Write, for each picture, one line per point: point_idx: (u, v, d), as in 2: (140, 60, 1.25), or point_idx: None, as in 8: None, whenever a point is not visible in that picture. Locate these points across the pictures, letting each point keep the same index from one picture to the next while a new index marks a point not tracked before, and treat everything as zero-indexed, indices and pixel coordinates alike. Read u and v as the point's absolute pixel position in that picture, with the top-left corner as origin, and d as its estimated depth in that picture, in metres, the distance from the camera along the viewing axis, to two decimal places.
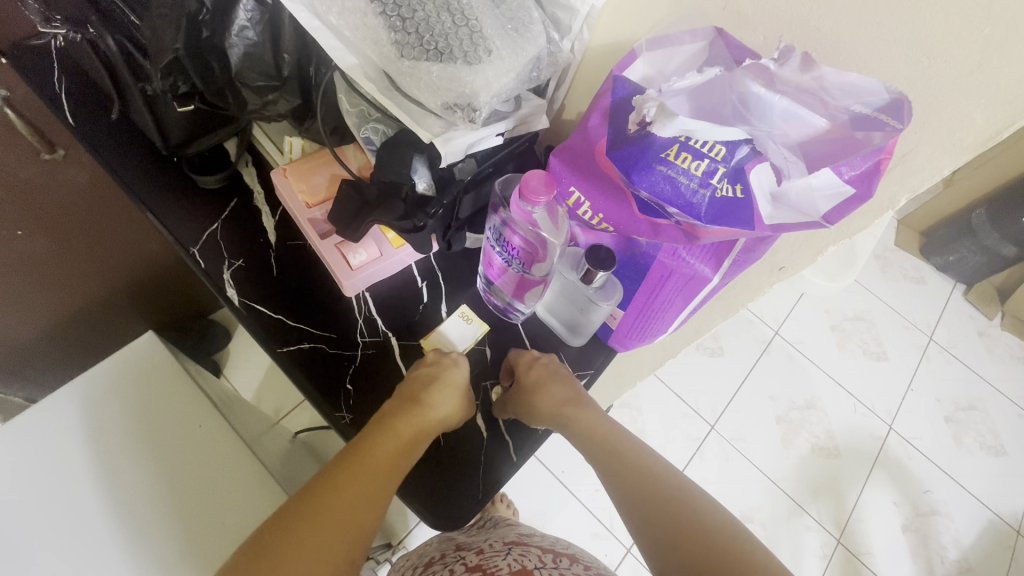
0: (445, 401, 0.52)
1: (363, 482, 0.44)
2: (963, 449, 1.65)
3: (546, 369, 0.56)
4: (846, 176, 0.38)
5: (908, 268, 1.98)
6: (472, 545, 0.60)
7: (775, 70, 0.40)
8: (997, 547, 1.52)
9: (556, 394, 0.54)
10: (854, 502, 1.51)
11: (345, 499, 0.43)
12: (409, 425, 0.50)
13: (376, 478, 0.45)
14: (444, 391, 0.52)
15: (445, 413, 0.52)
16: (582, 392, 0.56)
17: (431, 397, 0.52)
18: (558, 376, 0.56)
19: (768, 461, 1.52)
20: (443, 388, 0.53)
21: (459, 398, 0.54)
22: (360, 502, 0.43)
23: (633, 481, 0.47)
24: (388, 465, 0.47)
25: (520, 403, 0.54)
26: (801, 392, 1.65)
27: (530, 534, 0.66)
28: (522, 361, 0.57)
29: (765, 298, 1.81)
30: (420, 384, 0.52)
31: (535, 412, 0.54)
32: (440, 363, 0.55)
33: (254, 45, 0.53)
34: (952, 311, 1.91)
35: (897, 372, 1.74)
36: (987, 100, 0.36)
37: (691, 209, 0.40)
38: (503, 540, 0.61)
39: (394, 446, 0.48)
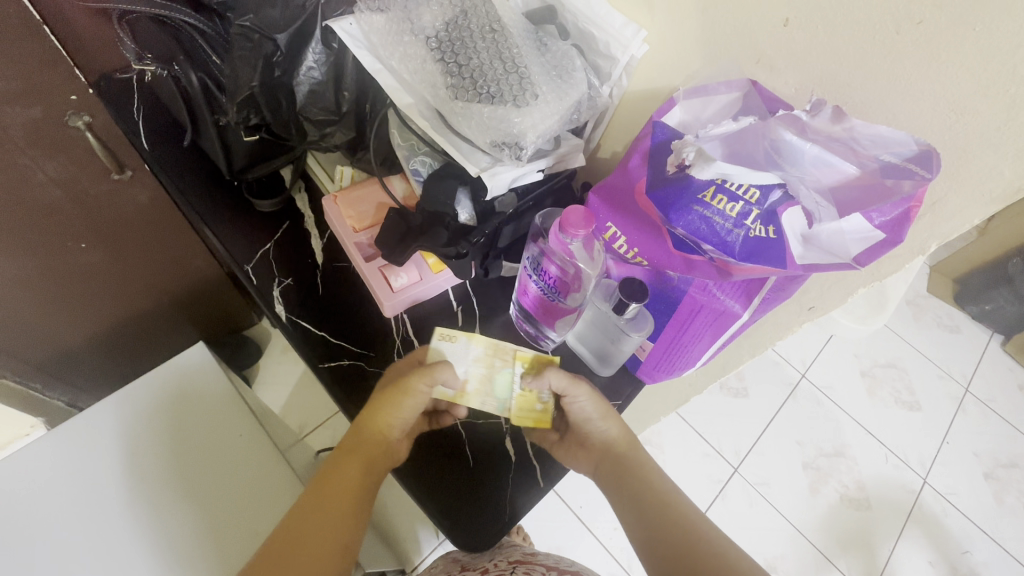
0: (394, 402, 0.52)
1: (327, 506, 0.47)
2: (1003, 508, 1.57)
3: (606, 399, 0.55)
4: (876, 222, 0.40)
5: (941, 315, 1.93)
6: (477, 565, 0.63)
7: (807, 120, 0.43)
8: None
9: (596, 434, 0.55)
10: (886, 557, 1.45)
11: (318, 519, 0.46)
12: (369, 439, 0.51)
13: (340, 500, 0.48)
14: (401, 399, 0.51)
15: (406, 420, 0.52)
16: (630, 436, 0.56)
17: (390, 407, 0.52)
18: (598, 400, 0.54)
19: (794, 509, 1.47)
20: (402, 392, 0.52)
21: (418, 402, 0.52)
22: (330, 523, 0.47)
23: (659, 525, 0.49)
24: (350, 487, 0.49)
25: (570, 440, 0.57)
26: (830, 439, 1.61)
27: (535, 553, 0.69)
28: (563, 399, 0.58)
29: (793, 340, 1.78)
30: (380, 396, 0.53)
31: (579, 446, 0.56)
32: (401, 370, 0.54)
33: (319, 83, 0.58)
34: (989, 362, 1.85)
35: (931, 424, 1.68)
36: (1015, 155, 0.37)
37: (725, 247, 0.43)
38: (507, 559, 0.63)
39: (356, 462, 0.50)
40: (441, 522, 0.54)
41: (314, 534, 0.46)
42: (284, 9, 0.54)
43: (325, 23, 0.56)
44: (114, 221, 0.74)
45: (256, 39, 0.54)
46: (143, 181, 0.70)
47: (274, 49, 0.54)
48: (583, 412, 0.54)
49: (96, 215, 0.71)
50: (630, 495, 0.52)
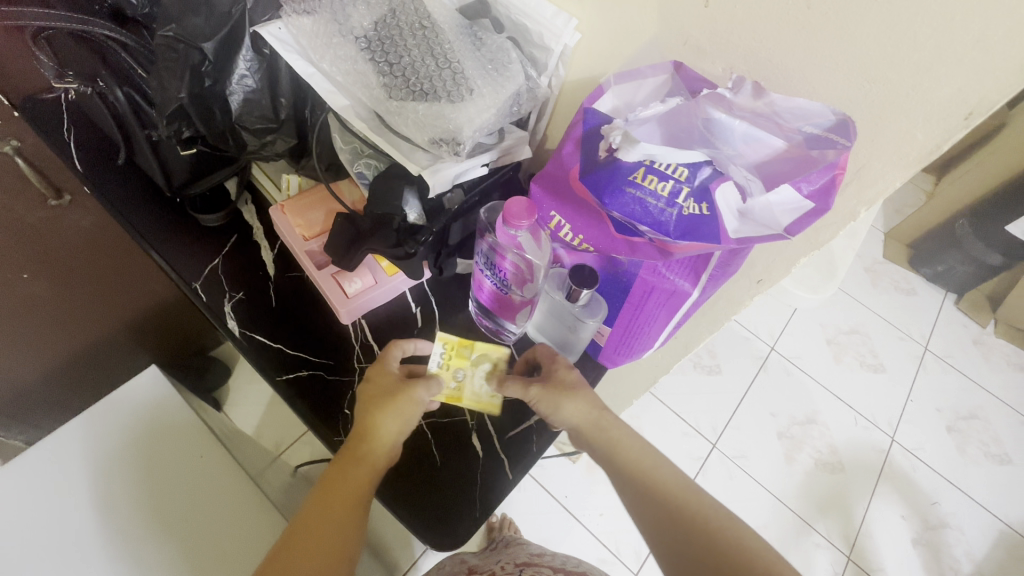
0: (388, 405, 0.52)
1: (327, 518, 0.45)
2: (967, 458, 1.65)
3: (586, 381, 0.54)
4: (805, 191, 0.42)
5: (898, 279, 2.01)
6: (485, 568, 0.64)
7: (732, 97, 0.44)
8: (1009, 558, 1.50)
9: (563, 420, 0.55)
10: (862, 516, 1.50)
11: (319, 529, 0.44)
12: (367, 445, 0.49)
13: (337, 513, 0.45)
14: (390, 407, 0.50)
15: (397, 429, 0.50)
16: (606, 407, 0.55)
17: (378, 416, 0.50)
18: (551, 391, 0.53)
19: (772, 478, 1.52)
20: (386, 399, 0.51)
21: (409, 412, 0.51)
22: (331, 539, 0.44)
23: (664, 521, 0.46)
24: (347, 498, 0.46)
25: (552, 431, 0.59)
26: (802, 407, 1.66)
27: (542, 553, 0.70)
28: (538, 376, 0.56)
29: (761, 314, 1.82)
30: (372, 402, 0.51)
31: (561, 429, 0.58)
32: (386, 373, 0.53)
33: (254, 91, 0.57)
34: (945, 321, 1.93)
35: (895, 384, 1.75)
36: (924, 119, 0.39)
37: (660, 227, 0.43)
38: (514, 562, 0.65)
39: (356, 474, 0.48)
40: (414, 525, 0.54)
41: (317, 543, 0.43)
42: (209, 16, 0.52)
43: (254, 29, 0.54)
44: (56, 248, 0.70)
45: (182, 49, 0.52)
46: (84, 205, 0.69)
47: (202, 59, 0.53)
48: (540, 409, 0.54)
49: (34, 244, 0.68)
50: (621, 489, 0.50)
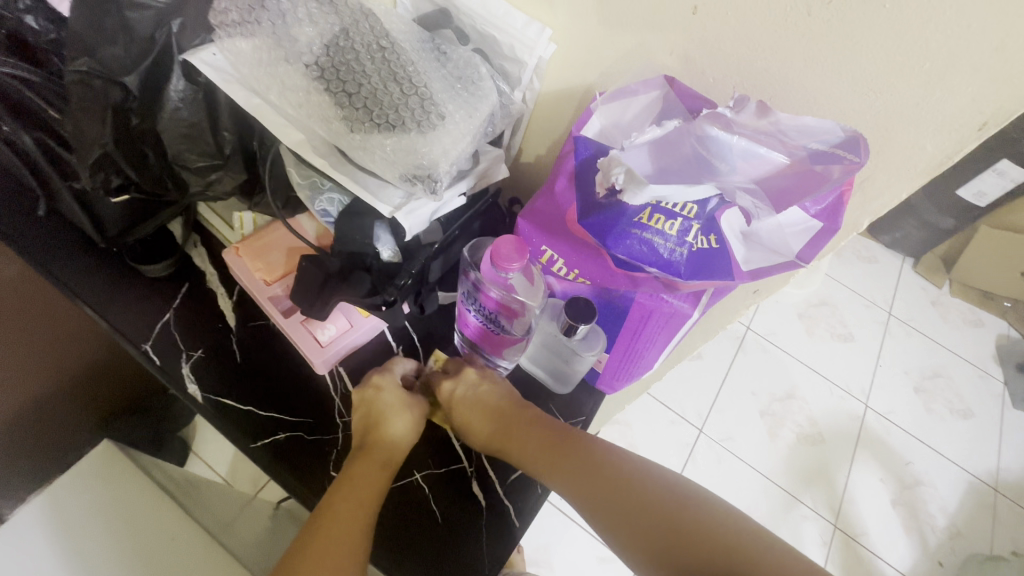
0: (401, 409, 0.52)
1: (345, 510, 0.42)
2: (934, 416, 1.73)
3: (499, 388, 0.53)
4: (812, 211, 0.39)
5: (859, 248, 2.07)
6: None
7: (733, 115, 0.40)
8: (979, 508, 1.59)
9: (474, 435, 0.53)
10: (844, 484, 1.55)
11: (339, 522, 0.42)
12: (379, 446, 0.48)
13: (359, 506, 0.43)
14: (401, 412, 0.50)
15: (408, 433, 0.50)
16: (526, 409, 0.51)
17: (389, 421, 0.50)
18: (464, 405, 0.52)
19: (758, 457, 1.54)
20: (397, 407, 0.51)
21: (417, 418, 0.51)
22: (352, 532, 0.41)
23: (600, 514, 0.42)
24: (368, 492, 0.44)
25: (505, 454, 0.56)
26: (780, 383, 1.69)
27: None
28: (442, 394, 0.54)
29: None
30: (379, 407, 0.51)
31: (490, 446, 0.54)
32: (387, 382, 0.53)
33: (190, 126, 0.49)
34: (905, 285, 2.01)
35: (864, 352, 1.81)
36: (935, 129, 0.37)
37: (670, 267, 0.40)
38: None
39: (374, 469, 0.46)
40: None
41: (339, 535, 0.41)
42: (129, 44, 0.45)
43: (183, 58, 0.47)
44: None
45: (100, 85, 0.45)
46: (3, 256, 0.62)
47: (125, 97, 0.46)
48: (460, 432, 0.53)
49: None
50: (554, 491, 0.45)
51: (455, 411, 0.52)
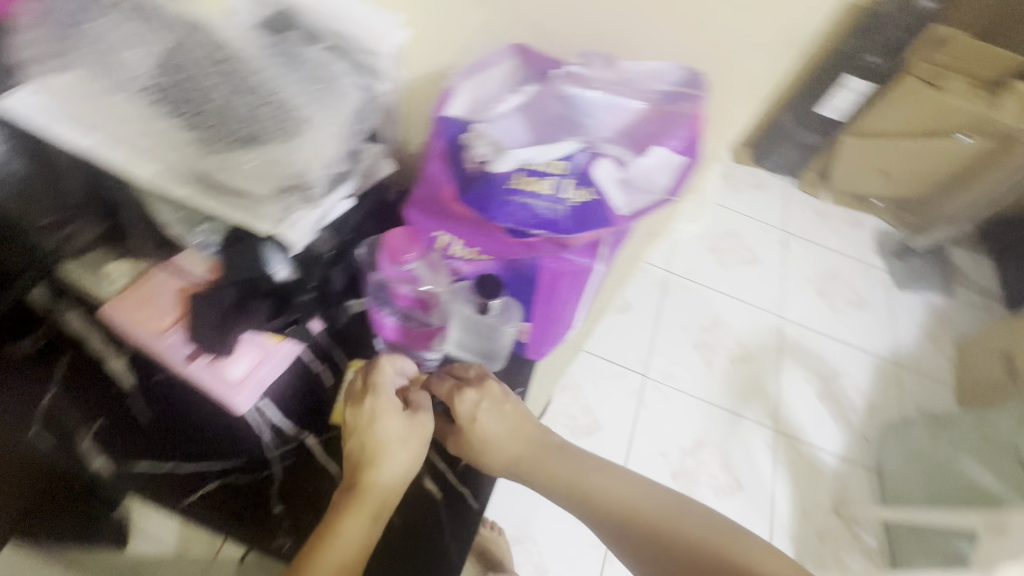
0: (399, 428, 0.49)
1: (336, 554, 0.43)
2: (837, 312, 1.94)
3: (514, 410, 0.54)
4: (675, 147, 0.43)
5: (749, 177, 2.26)
6: None
7: (585, 71, 0.44)
8: (887, 383, 1.80)
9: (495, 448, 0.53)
10: (776, 391, 1.71)
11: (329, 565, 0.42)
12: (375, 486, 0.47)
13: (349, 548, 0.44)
14: (397, 449, 0.48)
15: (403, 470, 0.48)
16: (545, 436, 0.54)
17: (385, 460, 0.48)
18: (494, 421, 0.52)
19: (699, 387, 1.66)
20: (396, 441, 0.48)
21: (414, 451, 0.49)
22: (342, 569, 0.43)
23: (639, 552, 0.48)
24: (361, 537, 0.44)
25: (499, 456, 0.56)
26: (705, 315, 1.82)
27: None
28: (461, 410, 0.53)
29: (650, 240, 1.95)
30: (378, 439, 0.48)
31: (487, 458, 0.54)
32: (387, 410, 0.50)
33: (24, 181, 0.47)
34: (792, 201, 2.22)
35: (770, 269, 1.99)
36: (763, 52, 0.41)
37: (554, 225, 0.41)
38: None
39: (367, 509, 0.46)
40: None
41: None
42: None
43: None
44: None
45: None
46: None
47: None
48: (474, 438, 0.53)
49: None
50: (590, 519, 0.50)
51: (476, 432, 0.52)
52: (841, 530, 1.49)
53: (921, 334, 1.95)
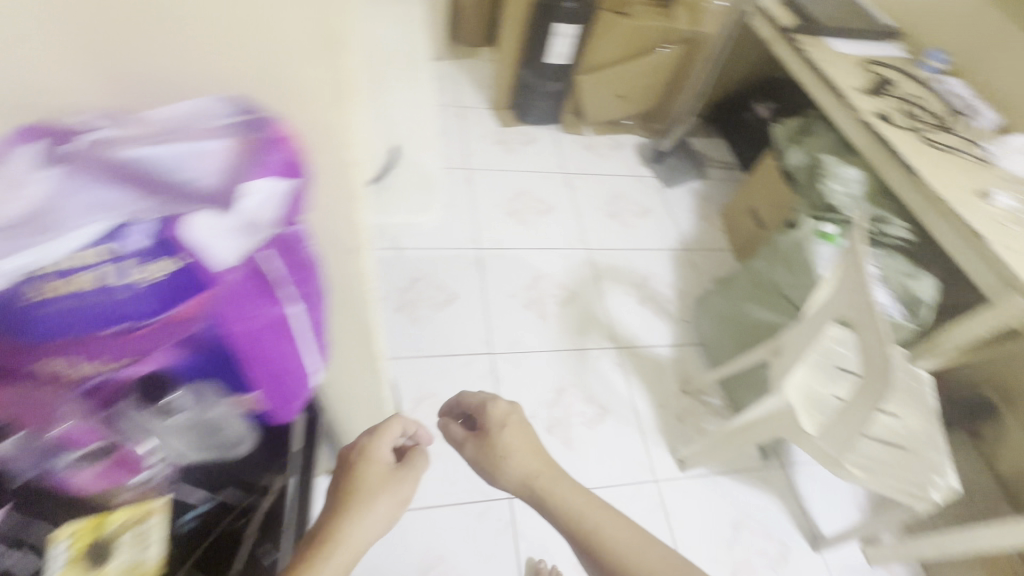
0: (384, 463, 0.75)
1: (346, 504, 0.70)
2: (629, 226, 2.19)
3: (529, 443, 0.86)
4: (271, 172, 0.41)
5: (520, 136, 2.46)
6: None
7: (94, 139, 0.38)
8: (686, 269, 2.09)
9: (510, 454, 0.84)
10: (605, 313, 1.89)
11: (342, 512, 0.69)
12: (366, 480, 0.73)
13: (350, 500, 0.70)
14: (381, 465, 0.75)
15: (375, 478, 0.73)
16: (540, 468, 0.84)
17: (371, 469, 0.74)
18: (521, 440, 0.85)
19: (541, 340, 1.77)
20: (379, 465, 0.75)
21: (384, 473, 0.74)
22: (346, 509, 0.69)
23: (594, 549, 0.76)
24: (355, 499, 0.71)
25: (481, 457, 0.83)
26: (526, 274, 1.93)
27: None
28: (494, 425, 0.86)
29: (455, 222, 2.03)
30: (377, 461, 0.75)
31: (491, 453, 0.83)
32: (384, 446, 0.77)
33: None
34: (562, 144, 2.48)
35: (565, 212, 2.18)
36: (289, 62, 0.40)
37: (141, 309, 0.38)
38: None
39: (359, 491, 0.72)
40: None
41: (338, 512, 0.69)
42: None
43: None
44: None
45: None
46: None
47: None
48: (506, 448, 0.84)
49: None
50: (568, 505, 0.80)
51: (501, 437, 0.85)
52: (694, 407, 1.71)
53: (695, 218, 2.30)
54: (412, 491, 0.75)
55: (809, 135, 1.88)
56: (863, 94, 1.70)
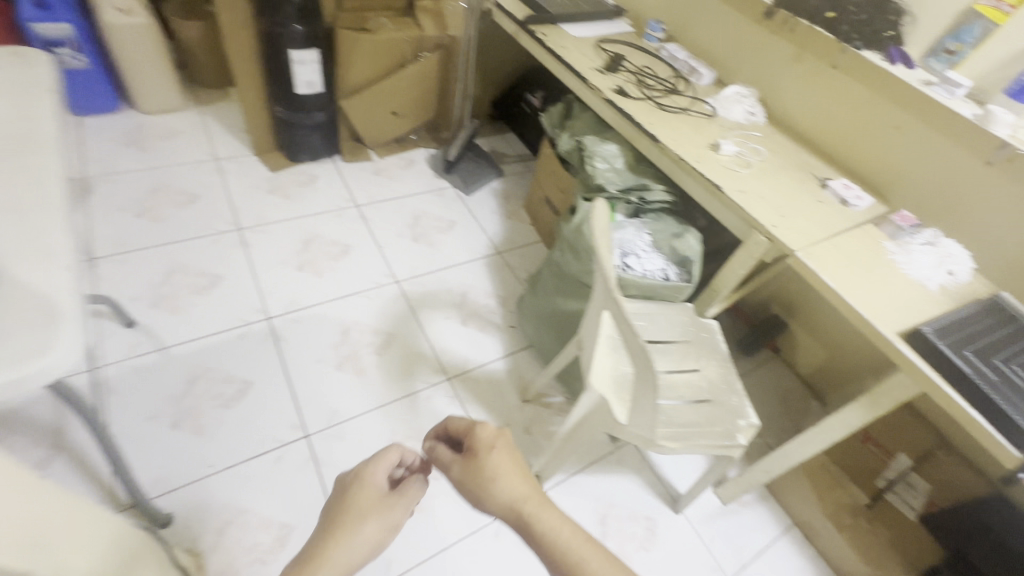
0: (379, 484, 0.75)
1: (339, 533, 0.68)
2: (436, 245, 2.09)
3: (513, 453, 0.78)
4: None
5: (298, 176, 2.21)
6: None
7: None
8: (501, 272, 2.05)
9: (493, 468, 0.75)
10: (429, 346, 1.76)
11: (336, 537, 0.67)
12: (364, 501, 0.72)
13: (346, 525, 0.69)
14: (374, 490, 0.74)
15: (372, 500, 0.72)
16: (522, 477, 0.75)
17: (367, 492, 0.73)
18: (509, 452, 0.78)
19: (363, 400, 1.58)
20: (373, 489, 0.74)
21: (377, 498, 0.73)
22: (338, 535, 0.68)
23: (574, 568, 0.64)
24: (350, 523, 0.69)
25: (470, 473, 0.76)
26: (331, 330, 1.73)
27: None
28: (482, 440, 0.78)
29: (234, 296, 1.74)
30: (367, 484, 0.74)
31: (478, 466, 0.76)
32: (374, 472, 0.76)
33: None
34: (348, 174, 2.29)
35: (364, 248, 2.01)
36: None
37: None
38: None
39: (353, 518, 0.70)
40: None
41: (332, 540, 0.67)
42: None
43: None
44: None
45: None
46: None
47: None
48: (492, 463, 0.76)
49: None
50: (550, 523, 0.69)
51: (484, 449, 0.77)
52: (539, 414, 1.66)
53: (501, 219, 2.27)
54: (405, 517, 0.73)
55: (571, 118, 1.93)
56: (601, 73, 1.77)
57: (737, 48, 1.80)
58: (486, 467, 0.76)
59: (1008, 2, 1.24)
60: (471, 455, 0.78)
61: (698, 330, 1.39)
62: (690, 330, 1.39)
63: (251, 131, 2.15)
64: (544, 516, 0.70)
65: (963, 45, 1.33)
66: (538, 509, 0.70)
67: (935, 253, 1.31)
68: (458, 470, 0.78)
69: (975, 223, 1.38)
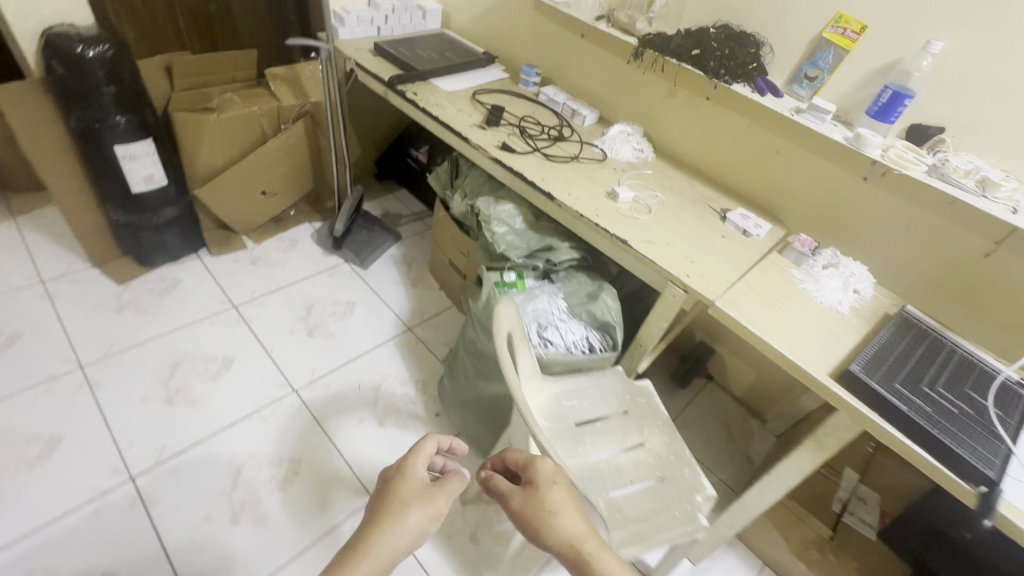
0: (418, 473, 0.79)
1: (382, 521, 0.71)
2: (336, 334, 1.84)
3: (566, 490, 0.77)
4: None
5: (155, 284, 1.87)
6: None
7: None
8: (415, 352, 1.85)
9: (553, 503, 0.74)
10: (345, 461, 1.52)
11: (379, 524, 0.70)
12: (405, 488, 0.76)
13: (388, 513, 0.72)
14: (414, 479, 0.77)
15: (414, 488, 0.76)
16: (575, 510, 0.75)
17: (408, 480, 0.77)
18: (565, 488, 0.77)
19: (271, 554, 1.31)
20: (413, 480, 0.77)
21: (418, 484, 0.77)
22: (382, 520, 0.71)
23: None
24: (393, 509, 0.72)
25: (531, 504, 0.74)
26: (220, 471, 1.43)
27: None
28: (544, 475, 0.77)
29: (82, 458, 1.39)
30: (408, 474, 0.78)
31: (540, 502, 0.74)
32: (414, 461, 0.81)
33: None
34: (219, 270, 1.97)
35: (249, 356, 1.71)
36: None
37: None
38: None
39: (395, 503, 0.73)
40: None
41: (377, 527, 0.70)
42: None
43: None
44: None
45: None
46: None
47: None
48: (553, 500, 0.74)
49: None
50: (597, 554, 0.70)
51: (541, 481, 0.77)
52: (485, 515, 1.46)
53: (405, 289, 2.08)
54: (446, 506, 0.75)
55: (460, 177, 1.79)
56: (482, 129, 1.66)
57: (613, 85, 1.78)
58: (545, 495, 0.75)
59: (851, 29, 1.27)
60: (531, 479, 0.78)
61: (634, 396, 1.29)
62: (626, 399, 1.28)
63: (82, 242, 1.78)
64: (590, 540, 0.72)
65: (821, 71, 1.35)
66: (589, 543, 0.71)
67: (839, 276, 1.31)
68: (516, 499, 0.76)
69: (864, 232, 1.42)
